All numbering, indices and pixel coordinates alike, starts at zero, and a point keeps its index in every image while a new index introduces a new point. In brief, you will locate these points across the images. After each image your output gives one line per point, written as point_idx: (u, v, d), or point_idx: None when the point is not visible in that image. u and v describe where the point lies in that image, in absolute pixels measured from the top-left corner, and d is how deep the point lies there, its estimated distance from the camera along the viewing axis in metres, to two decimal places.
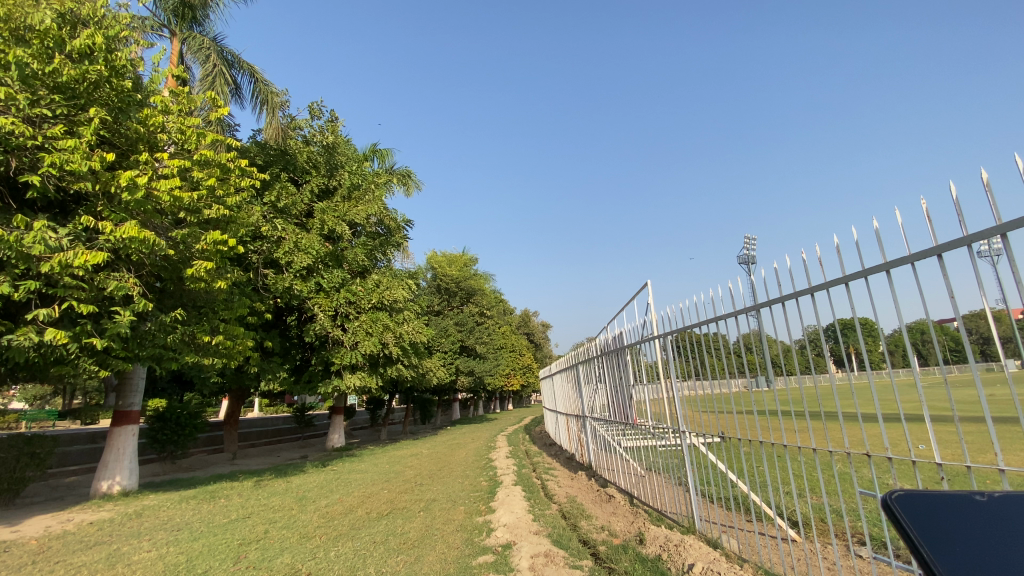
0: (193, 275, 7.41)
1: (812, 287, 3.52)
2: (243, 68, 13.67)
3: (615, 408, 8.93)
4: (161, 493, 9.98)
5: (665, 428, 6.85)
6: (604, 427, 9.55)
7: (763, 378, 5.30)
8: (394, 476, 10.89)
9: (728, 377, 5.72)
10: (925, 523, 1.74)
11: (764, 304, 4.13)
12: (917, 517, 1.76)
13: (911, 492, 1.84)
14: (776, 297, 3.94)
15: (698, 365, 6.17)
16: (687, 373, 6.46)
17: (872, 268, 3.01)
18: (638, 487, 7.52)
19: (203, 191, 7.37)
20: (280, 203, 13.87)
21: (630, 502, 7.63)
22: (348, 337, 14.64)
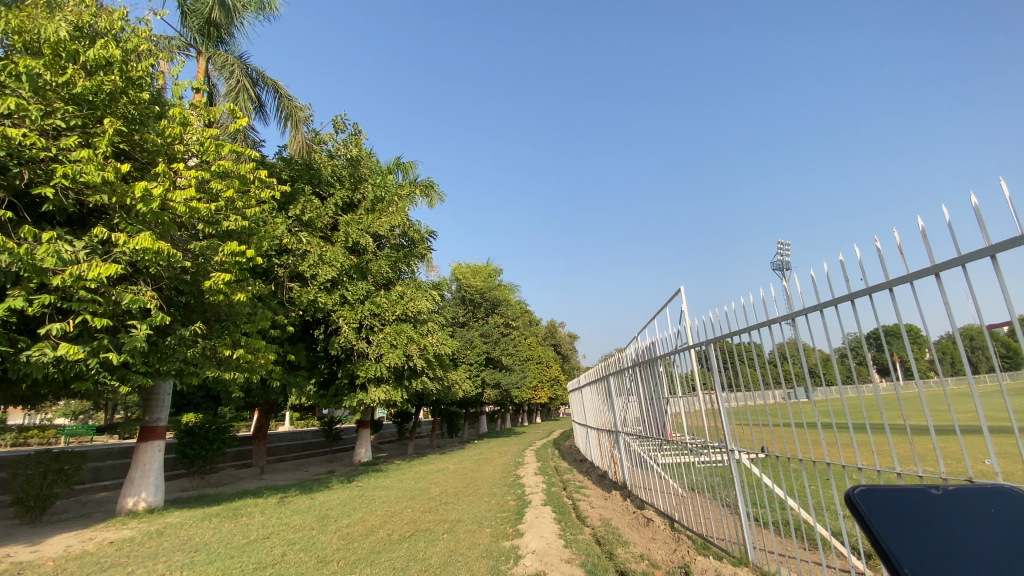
0: (211, 289, 7.23)
1: (891, 281, 2.98)
2: (268, 84, 13.83)
3: (648, 423, 8.44)
4: (186, 510, 9.86)
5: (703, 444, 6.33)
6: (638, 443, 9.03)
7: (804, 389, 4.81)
8: (419, 493, 10.51)
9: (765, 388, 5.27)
10: (884, 517, 1.92)
11: (816, 307, 3.63)
12: (876, 511, 1.94)
13: (869, 491, 2.03)
14: (839, 296, 3.42)
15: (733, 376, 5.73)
16: (726, 385, 5.96)
17: (964, 256, 2.50)
18: (679, 509, 6.91)
19: (222, 202, 7.22)
20: (304, 216, 13.88)
21: (671, 526, 6.99)
22: (372, 350, 14.50)
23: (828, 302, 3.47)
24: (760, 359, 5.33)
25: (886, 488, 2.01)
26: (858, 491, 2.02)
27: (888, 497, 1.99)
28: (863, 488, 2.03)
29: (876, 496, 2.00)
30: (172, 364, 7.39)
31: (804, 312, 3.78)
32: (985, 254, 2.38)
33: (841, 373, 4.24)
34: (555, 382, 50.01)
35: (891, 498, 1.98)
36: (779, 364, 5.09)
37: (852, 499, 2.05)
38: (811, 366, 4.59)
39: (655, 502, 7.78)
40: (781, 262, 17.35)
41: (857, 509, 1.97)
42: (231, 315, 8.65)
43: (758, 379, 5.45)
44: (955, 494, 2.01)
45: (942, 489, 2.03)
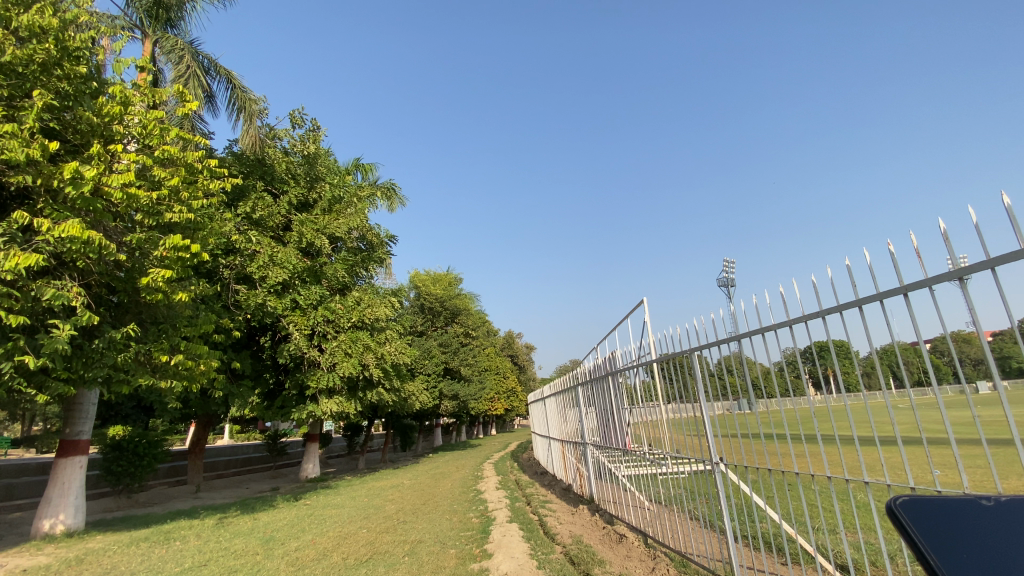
0: (149, 286, 6.49)
1: (902, 286, 2.89)
2: (220, 73, 12.99)
3: (604, 433, 8.78)
4: (109, 535, 8.80)
5: (662, 456, 6.60)
6: (594, 452, 9.28)
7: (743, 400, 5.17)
8: (374, 511, 9.87)
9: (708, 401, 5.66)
10: (930, 526, 1.77)
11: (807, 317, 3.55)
12: (921, 521, 1.80)
13: (913, 498, 1.89)
14: (836, 305, 3.34)
15: (679, 388, 6.17)
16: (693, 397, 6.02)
17: (995, 260, 2.41)
18: (653, 525, 6.63)
19: (166, 191, 6.53)
20: (255, 214, 13.04)
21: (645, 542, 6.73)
22: (325, 359, 13.72)
23: (792, 320, 3.70)
24: (720, 370, 5.40)
25: (933, 498, 1.86)
26: (902, 502, 1.91)
27: (937, 507, 1.83)
28: (909, 498, 1.92)
29: (921, 506, 1.86)
30: (99, 371, 6.55)
31: (768, 328, 4.01)
32: (948, 277, 2.60)
33: (800, 383, 4.45)
34: (511, 393, 49.60)
35: (939, 509, 1.83)
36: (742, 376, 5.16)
37: (891, 510, 1.93)
38: (775, 378, 4.72)
39: (623, 515, 7.64)
40: (729, 278, 17.92)
41: (899, 518, 1.86)
42: (170, 317, 7.84)
43: (724, 391, 5.50)
44: (1008, 505, 1.86)
45: (996, 500, 1.89)
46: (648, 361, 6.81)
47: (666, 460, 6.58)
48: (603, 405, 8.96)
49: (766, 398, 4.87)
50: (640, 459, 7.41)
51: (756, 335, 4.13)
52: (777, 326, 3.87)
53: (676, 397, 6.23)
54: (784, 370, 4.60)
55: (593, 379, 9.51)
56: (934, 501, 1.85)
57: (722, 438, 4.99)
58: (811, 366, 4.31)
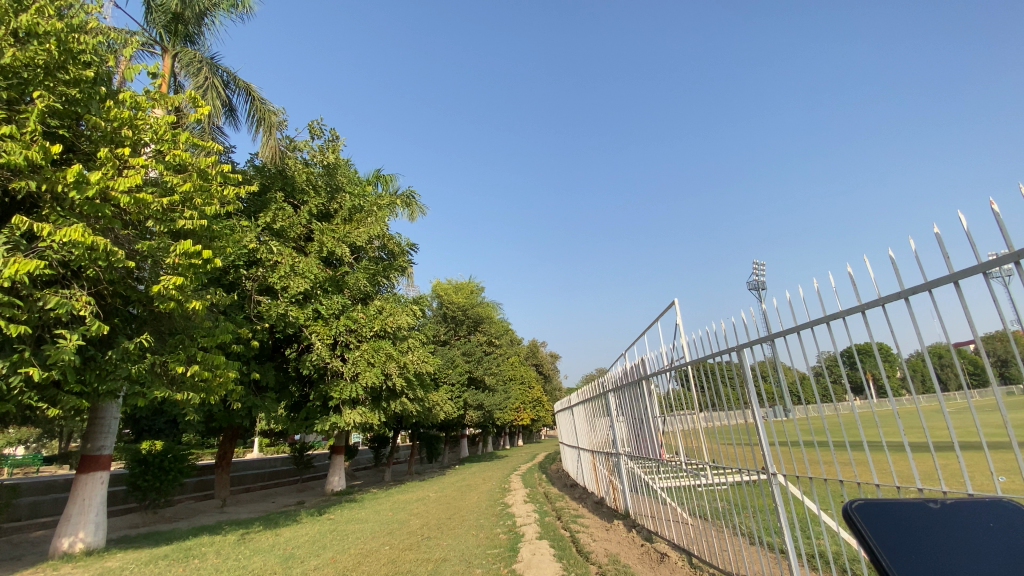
0: (160, 294, 6.27)
1: (935, 281, 2.64)
2: (240, 87, 13.06)
3: (634, 443, 8.37)
4: (131, 551, 8.63)
5: (699, 466, 6.18)
6: (625, 464, 8.82)
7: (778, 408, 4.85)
8: (397, 527, 9.47)
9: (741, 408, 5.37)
10: (885, 531, 1.88)
11: (836, 316, 3.28)
12: (877, 524, 1.90)
13: (870, 501, 1.99)
14: (865, 304, 3.07)
15: (711, 396, 5.87)
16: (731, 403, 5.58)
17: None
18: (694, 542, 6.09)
19: (177, 196, 6.35)
20: (275, 225, 12.99)
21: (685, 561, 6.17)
22: (348, 369, 13.51)
23: (810, 322, 3.52)
24: (757, 373, 4.96)
25: (886, 502, 1.98)
26: (856, 504, 2.01)
27: (889, 514, 1.95)
28: (862, 500, 2.03)
29: (876, 510, 1.97)
30: (113, 383, 6.41)
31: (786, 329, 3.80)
32: (985, 269, 2.38)
33: (837, 387, 3.99)
34: (537, 403, 48.92)
35: (891, 513, 1.96)
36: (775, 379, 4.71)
37: (846, 509, 2.02)
38: (809, 382, 4.29)
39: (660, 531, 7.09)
40: (759, 279, 17.17)
41: (854, 519, 1.95)
42: (186, 326, 7.65)
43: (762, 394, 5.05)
44: (952, 508, 2.01)
45: (940, 502, 2.04)
46: (677, 368, 6.54)
47: (704, 471, 6.07)
48: (632, 413, 8.57)
49: (805, 402, 4.37)
50: (676, 469, 6.89)
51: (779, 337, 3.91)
52: (794, 329, 3.68)
53: (710, 405, 5.90)
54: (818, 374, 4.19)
55: (621, 386, 9.13)
56: (888, 503, 1.97)
57: (764, 444, 4.51)
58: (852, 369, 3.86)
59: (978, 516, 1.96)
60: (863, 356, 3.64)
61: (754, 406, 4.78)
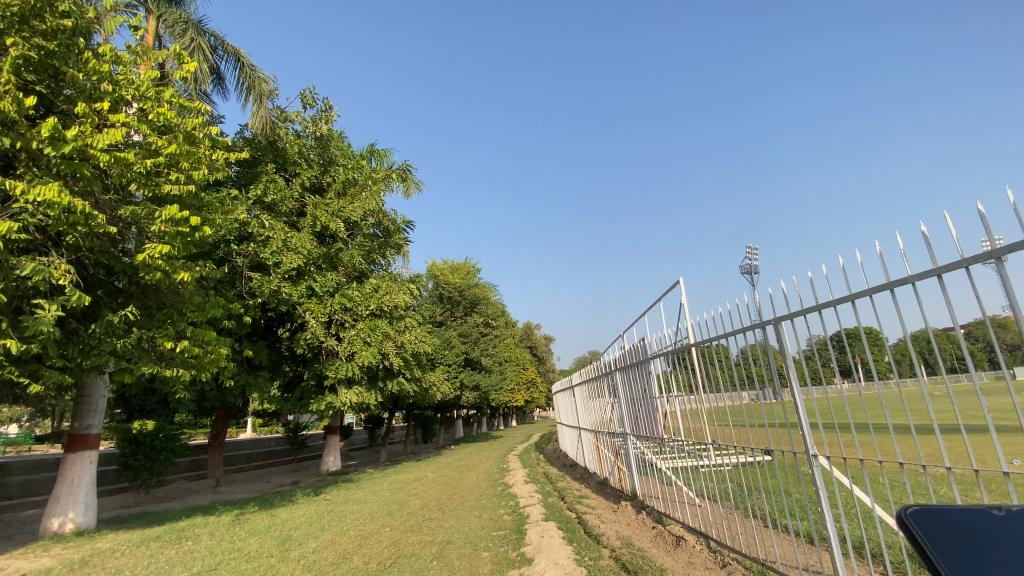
0: (146, 264, 5.88)
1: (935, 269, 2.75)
2: (228, 52, 12.42)
3: (632, 423, 8.56)
4: (122, 533, 8.35)
5: (699, 446, 6.33)
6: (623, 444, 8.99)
7: (771, 390, 5.06)
8: (396, 508, 9.26)
9: (737, 389, 5.59)
10: (939, 535, 1.79)
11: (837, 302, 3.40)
12: (929, 530, 1.82)
13: (925, 508, 1.92)
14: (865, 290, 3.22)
15: (707, 378, 6.10)
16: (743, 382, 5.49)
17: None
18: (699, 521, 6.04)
19: (163, 160, 5.92)
20: (266, 198, 12.47)
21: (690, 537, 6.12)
22: (343, 348, 13.17)
23: (834, 301, 3.45)
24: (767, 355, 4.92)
25: (940, 506, 1.91)
26: (911, 511, 1.94)
27: (947, 518, 1.87)
28: (919, 508, 1.96)
29: (930, 516, 1.89)
30: (98, 358, 6.04)
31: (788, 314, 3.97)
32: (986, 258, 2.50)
33: (824, 371, 4.04)
34: (531, 384, 48.96)
35: (947, 518, 1.87)
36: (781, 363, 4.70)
37: (902, 520, 1.95)
38: (816, 357, 4.13)
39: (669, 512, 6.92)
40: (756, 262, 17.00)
41: (909, 526, 1.87)
42: (174, 299, 7.23)
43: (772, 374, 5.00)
44: (1020, 515, 1.87)
45: (1009, 510, 1.90)
46: (673, 350, 6.79)
47: (706, 451, 6.23)
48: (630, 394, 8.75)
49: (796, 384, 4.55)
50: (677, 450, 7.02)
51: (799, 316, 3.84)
52: (815, 308, 3.62)
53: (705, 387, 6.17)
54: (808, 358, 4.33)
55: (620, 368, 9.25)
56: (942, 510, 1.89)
57: (805, 426, 4.06)
58: (838, 353, 3.91)
59: None
60: (852, 339, 3.69)
61: (790, 384, 4.36)
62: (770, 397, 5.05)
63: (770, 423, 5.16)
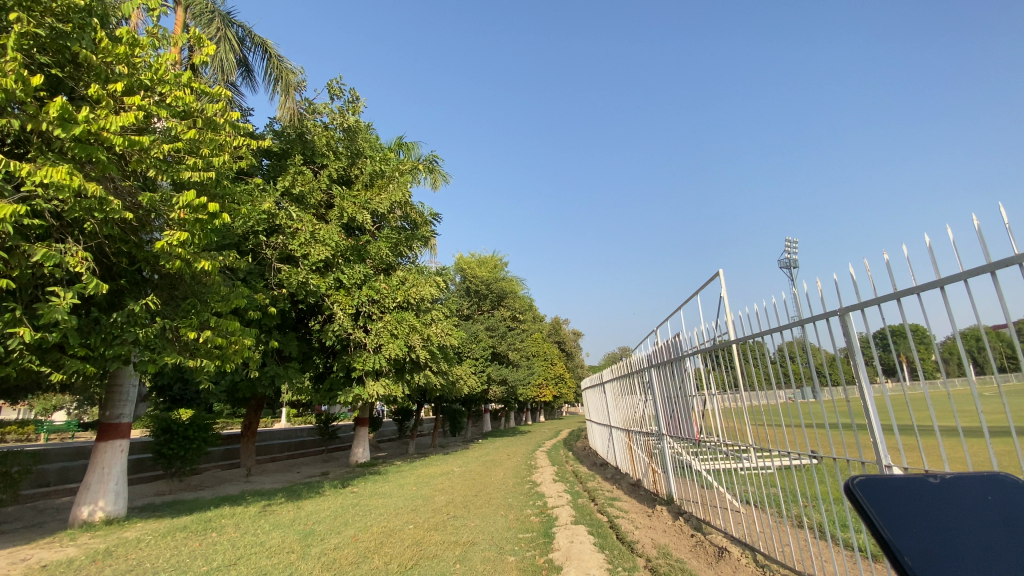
0: (164, 252, 5.78)
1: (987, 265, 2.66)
2: (256, 43, 12.40)
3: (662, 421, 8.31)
4: (151, 522, 8.41)
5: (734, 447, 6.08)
6: (654, 442, 8.77)
7: (809, 389, 4.84)
8: (421, 504, 9.05)
9: (773, 388, 5.36)
10: (888, 509, 1.70)
11: (883, 299, 3.25)
12: (878, 502, 1.72)
13: (870, 479, 1.82)
14: (909, 288, 3.04)
15: (740, 377, 5.90)
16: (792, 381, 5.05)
17: None
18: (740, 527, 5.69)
19: (181, 144, 5.83)
20: (294, 190, 12.42)
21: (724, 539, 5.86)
22: (370, 340, 13.08)
23: (921, 287, 2.96)
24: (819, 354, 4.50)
25: (889, 478, 1.81)
26: (855, 482, 1.86)
27: (890, 489, 1.79)
28: (864, 478, 1.88)
29: (875, 487, 1.80)
30: (120, 348, 5.98)
31: (825, 312, 3.80)
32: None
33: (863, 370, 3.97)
34: (559, 378, 48.46)
35: (891, 487, 1.79)
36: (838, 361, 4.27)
37: (847, 489, 1.87)
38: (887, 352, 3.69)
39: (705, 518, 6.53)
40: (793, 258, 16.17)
41: (853, 496, 1.80)
42: (199, 289, 7.16)
43: (827, 371, 4.54)
44: (955, 482, 1.85)
45: (942, 477, 1.86)
46: (705, 346, 6.58)
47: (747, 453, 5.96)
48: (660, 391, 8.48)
49: (833, 384, 4.49)
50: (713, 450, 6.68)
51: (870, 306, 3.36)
52: (895, 295, 3.14)
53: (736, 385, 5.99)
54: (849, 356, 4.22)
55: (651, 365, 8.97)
56: (889, 480, 1.81)
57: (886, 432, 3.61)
58: (879, 352, 3.78)
59: (982, 491, 1.80)
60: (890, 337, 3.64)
61: (858, 381, 3.94)
62: (808, 398, 4.82)
63: (807, 425, 4.92)
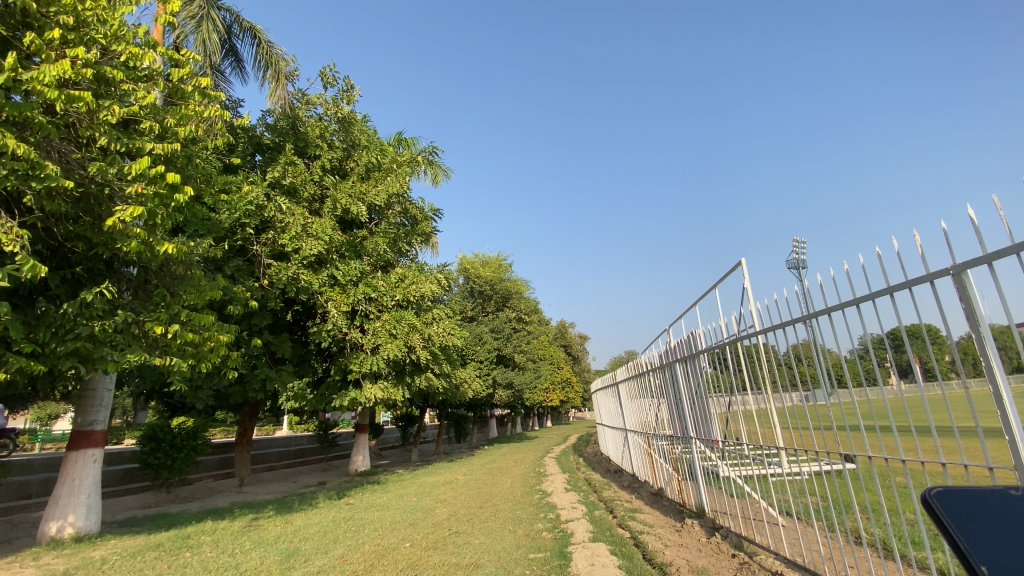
0: (120, 231, 5.08)
1: None
2: (244, 28, 11.74)
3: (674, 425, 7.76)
4: (126, 539, 7.65)
5: (749, 453, 5.53)
6: (670, 447, 8.14)
7: (820, 392, 4.38)
8: (421, 517, 8.23)
9: (781, 391, 4.90)
10: (964, 517, 1.67)
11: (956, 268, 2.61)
12: (954, 512, 1.69)
13: (949, 489, 1.76)
14: (1009, 247, 2.39)
15: (751, 380, 5.41)
16: (812, 381, 4.49)
17: None
18: (779, 542, 4.97)
19: (137, 110, 5.19)
20: (284, 181, 11.69)
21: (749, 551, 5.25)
22: (367, 340, 12.32)
23: None
24: (850, 354, 3.87)
25: (968, 487, 1.73)
26: (935, 491, 1.80)
27: (972, 498, 1.72)
28: (942, 487, 1.80)
29: (956, 497, 1.73)
30: (72, 344, 5.26)
31: (879, 291, 3.26)
32: None
33: (877, 372, 3.65)
34: (566, 383, 47.55)
35: (974, 498, 1.71)
36: (891, 357, 3.53)
37: (924, 499, 1.81)
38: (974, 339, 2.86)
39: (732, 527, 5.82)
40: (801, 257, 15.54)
41: (932, 508, 1.75)
42: (171, 280, 6.44)
43: (837, 374, 4.13)
44: None
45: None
46: (712, 346, 6.08)
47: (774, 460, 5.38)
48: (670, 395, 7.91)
49: (844, 386, 4.05)
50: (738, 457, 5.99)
51: (1006, 257, 2.41)
52: (1015, 248, 2.36)
53: (746, 387, 5.52)
54: (861, 358, 3.80)
55: (659, 368, 8.42)
56: (971, 489, 1.73)
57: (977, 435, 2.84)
58: (893, 354, 3.53)
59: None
60: (906, 338, 3.35)
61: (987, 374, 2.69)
62: (819, 401, 4.36)
63: (820, 429, 4.43)
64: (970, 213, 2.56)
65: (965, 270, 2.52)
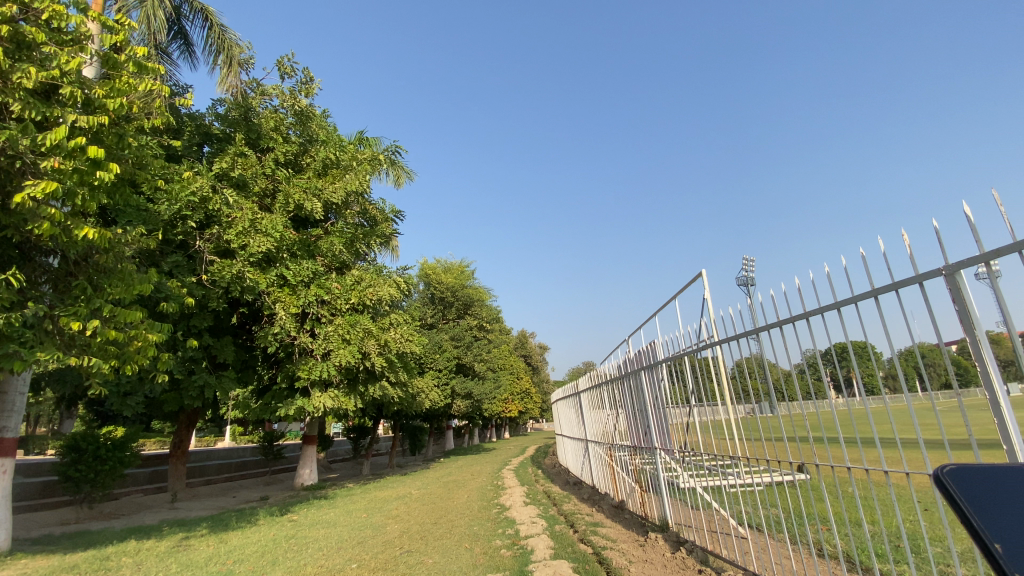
0: (29, 208, 4.43)
1: None
2: (195, 9, 10.99)
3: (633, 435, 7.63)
4: (32, 560, 6.76)
5: (709, 465, 5.38)
6: (631, 458, 7.98)
7: (764, 405, 4.35)
8: (370, 535, 7.69)
9: (727, 405, 4.86)
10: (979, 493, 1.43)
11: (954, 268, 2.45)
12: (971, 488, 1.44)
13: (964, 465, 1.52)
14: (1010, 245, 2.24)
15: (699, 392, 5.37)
16: (758, 395, 4.45)
17: None
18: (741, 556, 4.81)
19: (58, 75, 4.58)
20: (232, 173, 10.98)
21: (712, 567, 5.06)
22: (318, 345, 11.66)
23: None
24: (792, 368, 3.83)
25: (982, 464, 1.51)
26: (948, 468, 1.56)
27: (989, 477, 1.48)
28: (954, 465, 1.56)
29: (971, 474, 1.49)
30: None
31: (858, 296, 3.11)
32: None
33: (816, 387, 3.64)
34: (525, 394, 47.23)
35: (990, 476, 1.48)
36: (826, 373, 3.55)
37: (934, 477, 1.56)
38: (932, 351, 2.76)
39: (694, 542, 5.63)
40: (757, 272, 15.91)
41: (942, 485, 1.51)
42: (95, 273, 5.77)
43: (779, 389, 4.09)
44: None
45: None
46: (668, 358, 6.01)
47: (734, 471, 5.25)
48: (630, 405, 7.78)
49: (786, 400, 4.02)
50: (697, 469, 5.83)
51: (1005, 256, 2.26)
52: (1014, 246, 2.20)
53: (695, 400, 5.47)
54: (802, 372, 3.77)
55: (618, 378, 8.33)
56: (988, 466, 1.50)
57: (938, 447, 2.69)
58: (830, 370, 3.54)
59: None
60: (841, 354, 3.34)
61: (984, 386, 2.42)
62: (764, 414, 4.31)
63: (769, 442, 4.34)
64: (967, 210, 2.42)
65: (960, 269, 2.39)
